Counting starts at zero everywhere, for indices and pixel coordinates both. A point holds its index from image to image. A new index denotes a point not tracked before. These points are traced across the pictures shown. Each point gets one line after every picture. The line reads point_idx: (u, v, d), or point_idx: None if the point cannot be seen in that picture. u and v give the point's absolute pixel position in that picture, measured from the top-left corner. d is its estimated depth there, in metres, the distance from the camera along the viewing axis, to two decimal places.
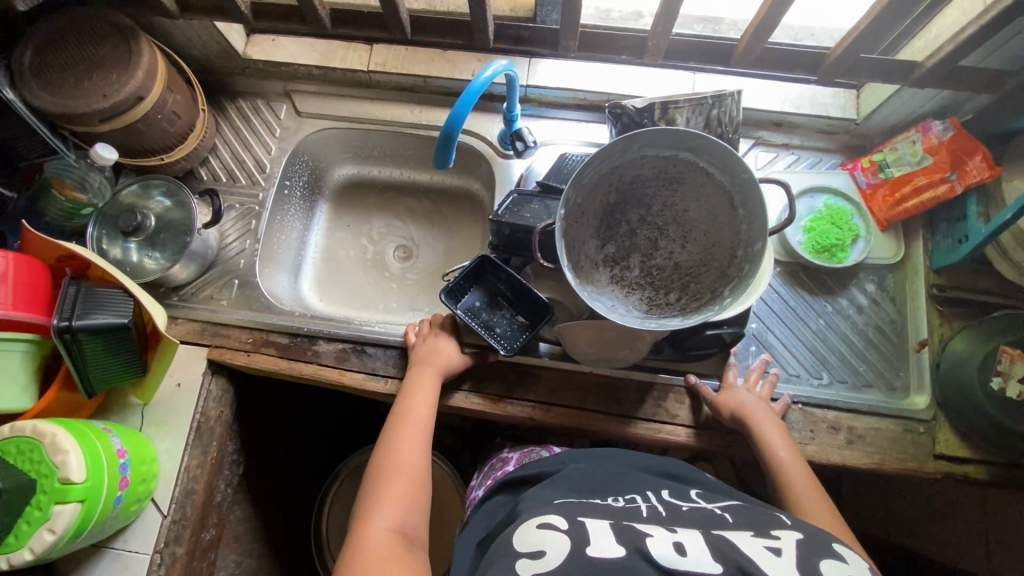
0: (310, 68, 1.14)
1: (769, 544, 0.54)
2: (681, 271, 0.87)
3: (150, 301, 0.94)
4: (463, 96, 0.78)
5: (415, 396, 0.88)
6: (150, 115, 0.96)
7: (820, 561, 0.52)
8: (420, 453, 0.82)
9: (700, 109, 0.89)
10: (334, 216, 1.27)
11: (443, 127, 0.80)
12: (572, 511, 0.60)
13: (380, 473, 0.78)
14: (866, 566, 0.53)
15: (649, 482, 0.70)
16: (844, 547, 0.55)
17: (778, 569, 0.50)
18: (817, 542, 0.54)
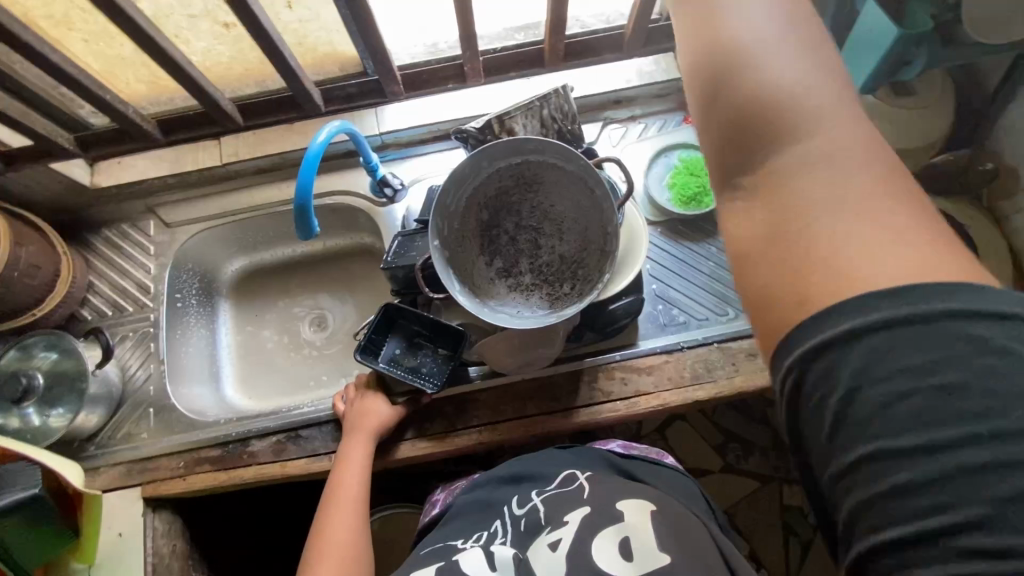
0: (163, 177, 1.12)
1: (553, 538, 0.62)
2: (567, 261, 0.92)
3: (60, 462, 0.89)
4: (303, 165, 0.80)
5: (345, 470, 0.90)
6: (5, 274, 0.92)
7: (598, 535, 0.60)
8: (351, 533, 0.84)
9: (532, 112, 0.94)
10: (238, 311, 1.25)
11: (295, 199, 0.81)
12: (408, 567, 0.68)
13: (310, 562, 0.81)
14: (643, 514, 0.62)
15: (495, 494, 0.76)
16: (626, 504, 0.64)
17: (551, 569, 0.59)
18: (602, 513, 0.63)
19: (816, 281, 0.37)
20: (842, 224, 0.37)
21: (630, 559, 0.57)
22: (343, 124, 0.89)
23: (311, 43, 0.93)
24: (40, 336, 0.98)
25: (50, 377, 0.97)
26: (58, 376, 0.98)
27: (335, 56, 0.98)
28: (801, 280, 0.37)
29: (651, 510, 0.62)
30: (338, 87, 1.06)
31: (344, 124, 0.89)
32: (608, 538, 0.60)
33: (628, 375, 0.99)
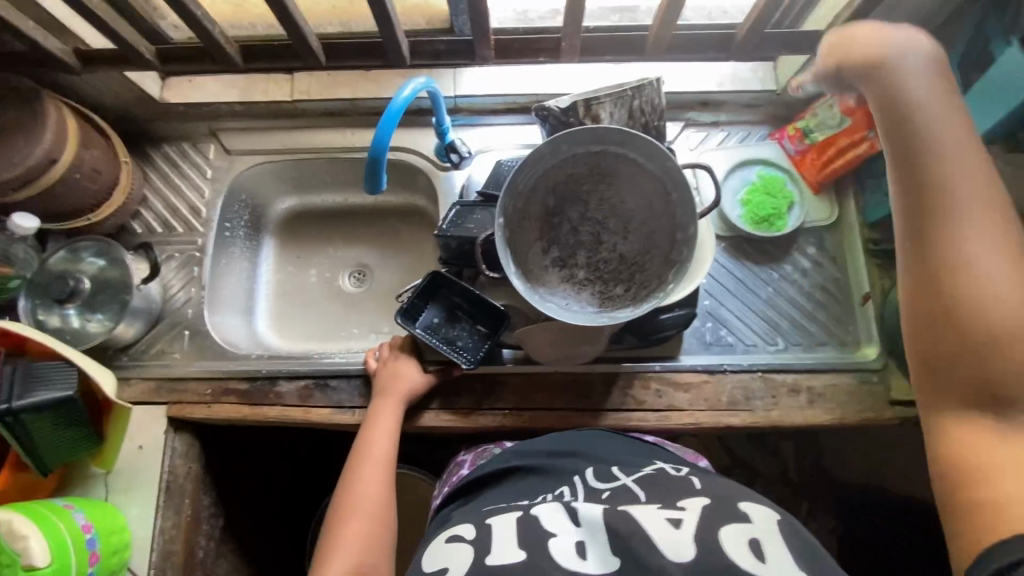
0: (232, 105, 1.10)
1: (671, 516, 0.61)
2: (626, 262, 0.89)
3: (96, 368, 0.90)
4: (383, 120, 0.78)
5: (376, 429, 0.90)
6: (68, 175, 0.91)
7: (722, 525, 0.59)
8: (379, 489, 0.85)
9: (621, 101, 0.89)
10: (281, 251, 1.26)
11: (369, 152, 0.79)
12: (482, 516, 0.69)
13: (339, 513, 0.83)
14: (767, 522, 0.61)
15: (575, 465, 0.77)
16: (747, 506, 0.64)
17: (668, 542, 0.57)
18: (722, 508, 0.62)
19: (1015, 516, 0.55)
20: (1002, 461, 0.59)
21: (762, 556, 0.56)
22: (425, 80, 0.86)
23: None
24: (91, 241, 0.99)
25: (97, 285, 0.98)
26: (104, 283, 0.99)
27: (426, 8, 0.94)
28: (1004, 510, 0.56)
29: (777, 523, 0.61)
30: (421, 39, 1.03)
31: (427, 79, 0.85)
32: (734, 535, 0.58)
33: (664, 388, 0.96)
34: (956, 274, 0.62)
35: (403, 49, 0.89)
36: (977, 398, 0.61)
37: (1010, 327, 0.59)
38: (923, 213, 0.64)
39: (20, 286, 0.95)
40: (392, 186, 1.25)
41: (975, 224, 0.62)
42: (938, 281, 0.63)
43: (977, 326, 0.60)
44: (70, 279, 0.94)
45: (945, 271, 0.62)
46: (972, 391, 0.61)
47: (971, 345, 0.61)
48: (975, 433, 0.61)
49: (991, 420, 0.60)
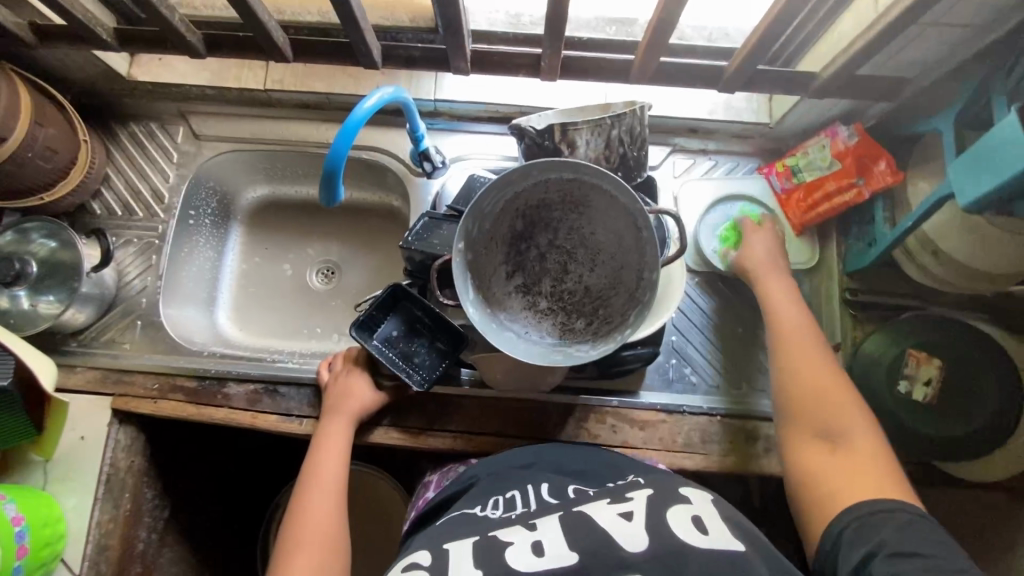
0: (203, 88, 1.06)
1: (621, 510, 0.64)
2: (591, 295, 0.86)
3: (36, 357, 0.88)
4: (342, 132, 0.73)
5: (325, 457, 0.86)
6: (18, 154, 0.87)
7: (668, 510, 0.63)
8: (330, 516, 0.80)
9: (599, 129, 0.83)
10: (249, 239, 1.22)
11: (325, 164, 0.75)
12: (438, 540, 0.66)
13: (288, 544, 0.76)
14: (707, 502, 0.65)
15: (531, 476, 0.77)
16: (690, 490, 0.67)
17: (624, 536, 0.60)
18: (665, 494, 0.66)
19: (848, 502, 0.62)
20: (841, 465, 0.66)
21: (704, 532, 0.61)
22: (394, 89, 0.80)
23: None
24: (41, 222, 0.95)
25: (46, 270, 0.94)
26: (54, 267, 0.95)
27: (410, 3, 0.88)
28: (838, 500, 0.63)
29: (711, 499, 0.66)
30: None
31: (397, 88, 0.80)
32: (679, 515, 0.62)
33: (619, 424, 0.94)
34: (784, 343, 0.79)
35: (375, 55, 0.86)
36: (808, 428, 0.71)
37: (824, 379, 0.74)
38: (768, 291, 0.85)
39: None
40: (368, 184, 1.21)
41: (793, 303, 0.83)
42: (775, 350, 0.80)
43: (796, 376, 0.75)
44: (16, 260, 0.92)
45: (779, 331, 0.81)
46: (805, 422, 0.71)
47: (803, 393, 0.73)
48: (808, 454, 0.69)
49: (826, 450, 0.68)
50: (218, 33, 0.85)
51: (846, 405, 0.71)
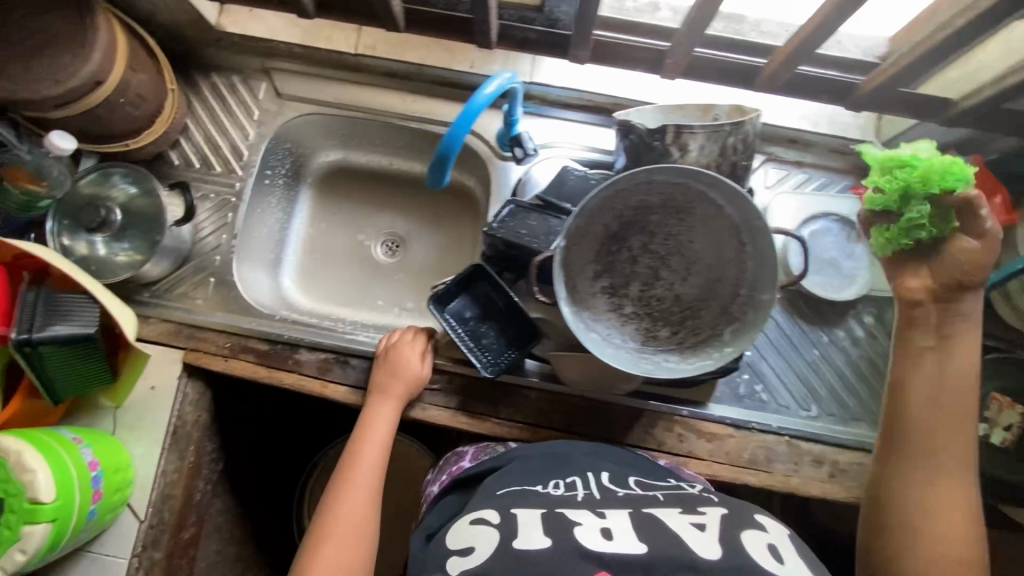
0: (291, 46, 1.03)
1: (694, 520, 0.61)
2: (681, 305, 0.85)
3: (119, 307, 0.88)
4: (461, 116, 0.71)
5: (368, 444, 0.88)
6: (112, 99, 0.85)
7: (740, 532, 0.59)
8: (366, 506, 0.82)
9: (716, 135, 0.80)
10: (318, 203, 1.22)
11: (438, 147, 0.74)
12: (506, 504, 0.67)
13: (319, 530, 0.79)
14: (783, 532, 0.61)
15: (591, 463, 0.77)
16: (764, 517, 0.63)
17: (697, 542, 0.58)
18: (739, 516, 0.62)
19: None
20: None
21: (779, 559, 0.57)
22: (510, 77, 0.77)
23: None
24: (123, 167, 0.93)
25: (129, 219, 0.93)
26: (134, 216, 0.94)
27: None
28: None
29: (788, 533, 0.62)
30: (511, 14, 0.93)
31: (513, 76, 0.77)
32: (754, 539, 0.58)
33: (686, 433, 0.94)
34: (933, 424, 0.72)
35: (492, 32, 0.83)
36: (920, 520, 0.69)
37: (967, 483, 0.69)
38: (912, 350, 0.76)
39: (49, 206, 0.90)
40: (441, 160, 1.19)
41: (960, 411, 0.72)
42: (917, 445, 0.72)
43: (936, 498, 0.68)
44: (102, 208, 0.90)
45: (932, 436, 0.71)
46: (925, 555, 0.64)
47: (932, 490, 0.70)
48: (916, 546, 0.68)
49: None
50: None
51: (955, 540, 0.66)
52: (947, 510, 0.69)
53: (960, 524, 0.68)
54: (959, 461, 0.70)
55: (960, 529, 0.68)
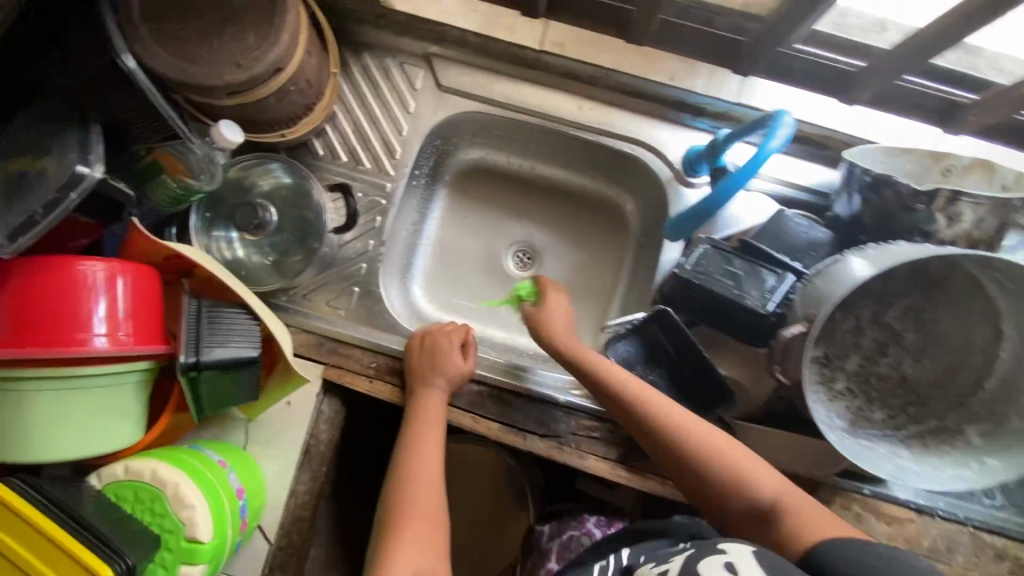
0: (465, 33, 0.90)
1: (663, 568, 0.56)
2: (906, 386, 0.77)
3: (273, 320, 0.79)
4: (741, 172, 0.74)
5: (424, 447, 0.80)
6: (285, 87, 0.73)
7: (702, 563, 0.54)
8: (437, 509, 0.73)
9: (995, 207, 0.69)
10: (451, 206, 1.12)
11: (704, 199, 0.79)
12: None
13: (392, 517, 0.71)
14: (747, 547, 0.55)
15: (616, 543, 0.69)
16: (730, 543, 0.56)
17: None
18: (706, 548, 0.56)
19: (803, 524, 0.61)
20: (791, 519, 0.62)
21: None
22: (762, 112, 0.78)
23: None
24: (279, 159, 0.87)
25: (287, 218, 0.90)
26: (292, 216, 0.90)
27: None
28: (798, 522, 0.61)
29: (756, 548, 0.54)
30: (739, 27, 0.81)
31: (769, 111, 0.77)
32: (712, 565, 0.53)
33: (866, 514, 0.86)
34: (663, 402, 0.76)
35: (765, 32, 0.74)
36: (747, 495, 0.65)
37: (715, 470, 0.68)
38: None
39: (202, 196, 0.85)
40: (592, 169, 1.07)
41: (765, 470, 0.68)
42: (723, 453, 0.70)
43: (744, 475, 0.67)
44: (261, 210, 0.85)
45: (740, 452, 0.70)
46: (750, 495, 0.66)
47: (714, 472, 0.68)
48: (760, 518, 0.64)
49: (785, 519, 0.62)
50: None
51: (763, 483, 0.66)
52: (736, 472, 0.67)
53: (769, 495, 0.65)
54: (700, 442, 0.70)
55: (772, 500, 0.64)
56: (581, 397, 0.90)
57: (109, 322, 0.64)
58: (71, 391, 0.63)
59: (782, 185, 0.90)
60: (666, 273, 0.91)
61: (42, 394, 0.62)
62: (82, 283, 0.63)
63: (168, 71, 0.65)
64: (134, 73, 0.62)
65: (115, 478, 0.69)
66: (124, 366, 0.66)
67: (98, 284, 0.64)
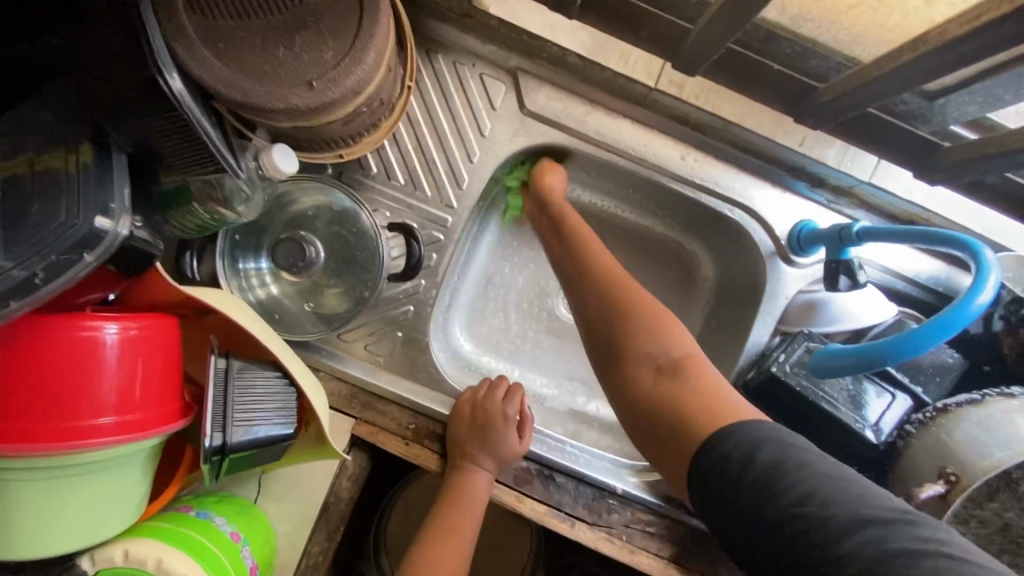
0: (568, 53, 0.75)
1: None
2: (1007, 535, 0.69)
3: (311, 384, 0.66)
4: (942, 325, 0.55)
5: (453, 538, 0.69)
6: (355, 110, 0.59)
7: None
8: None
9: None
10: (504, 235, 0.94)
11: (875, 342, 0.59)
12: None
13: None
14: None
15: None
16: None
17: None
18: None
19: (714, 389, 0.55)
20: (706, 389, 0.55)
21: None
22: (953, 232, 0.61)
23: (993, 81, 0.59)
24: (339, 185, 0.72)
25: (332, 252, 0.75)
26: (339, 250, 0.75)
27: None
28: (710, 386, 0.55)
29: None
30: (895, 105, 0.68)
31: (965, 235, 0.60)
32: None
33: None
34: (609, 269, 0.68)
35: (990, 149, 0.63)
36: (660, 347, 0.59)
37: (622, 308, 0.63)
38: None
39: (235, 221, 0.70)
40: (669, 214, 0.89)
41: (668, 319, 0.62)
42: (630, 323, 0.62)
43: (667, 320, 0.61)
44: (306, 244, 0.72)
45: (625, 291, 0.64)
46: (656, 315, 0.62)
47: (619, 329, 0.62)
48: (669, 381, 0.57)
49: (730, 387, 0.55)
50: (731, 10, 0.55)
51: (675, 330, 0.61)
52: (662, 343, 0.60)
53: (672, 356, 0.59)
54: (638, 311, 0.62)
55: (672, 363, 0.58)
56: (637, 486, 0.80)
57: (122, 404, 0.50)
58: (70, 479, 0.51)
59: (886, 273, 0.79)
60: (751, 359, 0.79)
61: (32, 481, 0.49)
62: (91, 355, 0.49)
63: (217, 84, 0.50)
64: (180, 95, 0.47)
65: (112, 564, 0.57)
66: (133, 446, 0.53)
67: (111, 357, 0.50)
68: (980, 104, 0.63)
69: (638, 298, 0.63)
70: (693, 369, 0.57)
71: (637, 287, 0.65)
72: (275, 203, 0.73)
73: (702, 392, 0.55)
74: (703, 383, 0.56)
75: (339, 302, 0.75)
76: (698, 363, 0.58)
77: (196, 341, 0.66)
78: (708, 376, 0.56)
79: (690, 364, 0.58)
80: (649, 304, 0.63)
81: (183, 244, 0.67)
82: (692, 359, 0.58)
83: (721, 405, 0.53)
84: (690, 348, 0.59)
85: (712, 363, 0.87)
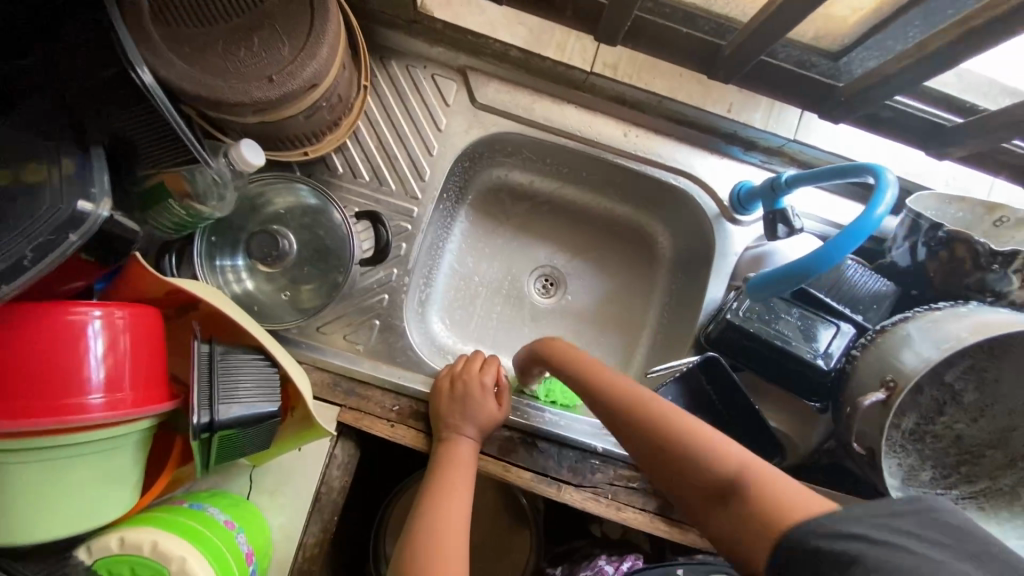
0: (509, 47, 0.82)
1: None
2: (961, 446, 0.73)
3: (293, 367, 0.70)
4: (856, 229, 0.61)
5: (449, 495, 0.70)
6: (314, 104, 0.64)
7: None
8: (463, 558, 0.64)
9: None
10: (471, 228, 0.99)
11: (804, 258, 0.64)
12: None
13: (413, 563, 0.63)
14: None
15: None
16: None
17: None
18: None
19: (782, 498, 0.50)
20: (783, 505, 0.49)
21: None
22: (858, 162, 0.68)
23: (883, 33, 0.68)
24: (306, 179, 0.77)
25: (305, 244, 0.80)
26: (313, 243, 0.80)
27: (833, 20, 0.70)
28: (775, 493, 0.51)
29: None
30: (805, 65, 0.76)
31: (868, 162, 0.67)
32: None
33: None
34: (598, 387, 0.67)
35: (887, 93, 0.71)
36: (685, 465, 0.56)
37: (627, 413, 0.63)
38: None
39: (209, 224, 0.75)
40: (622, 193, 0.96)
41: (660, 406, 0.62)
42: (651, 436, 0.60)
43: (664, 411, 0.61)
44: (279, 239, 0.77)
45: (632, 407, 0.63)
46: (656, 418, 0.60)
47: (643, 440, 0.61)
48: (727, 504, 0.53)
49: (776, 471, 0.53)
50: None
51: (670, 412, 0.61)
52: (694, 449, 0.56)
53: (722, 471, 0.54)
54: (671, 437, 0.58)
55: (707, 466, 0.55)
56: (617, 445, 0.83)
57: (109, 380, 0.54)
58: (66, 462, 0.53)
59: (822, 221, 0.86)
60: (710, 314, 0.85)
61: (28, 466, 0.51)
62: (76, 336, 0.52)
63: (184, 83, 0.55)
64: (151, 88, 0.50)
65: (108, 553, 0.58)
66: (124, 426, 0.55)
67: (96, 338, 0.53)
68: (876, 58, 0.71)
69: (642, 413, 0.62)
70: (746, 472, 0.53)
71: (648, 399, 0.62)
72: (250, 206, 0.78)
73: (764, 501, 0.51)
74: (762, 497, 0.51)
75: (315, 293, 0.79)
76: (720, 449, 0.56)
77: (177, 338, 0.69)
78: (771, 481, 0.52)
79: (743, 475, 0.53)
80: (652, 406, 0.62)
81: (165, 247, 0.72)
82: (730, 461, 0.54)
83: (780, 501, 0.50)
84: (718, 440, 0.56)
85: (678, 325, 0.92)
